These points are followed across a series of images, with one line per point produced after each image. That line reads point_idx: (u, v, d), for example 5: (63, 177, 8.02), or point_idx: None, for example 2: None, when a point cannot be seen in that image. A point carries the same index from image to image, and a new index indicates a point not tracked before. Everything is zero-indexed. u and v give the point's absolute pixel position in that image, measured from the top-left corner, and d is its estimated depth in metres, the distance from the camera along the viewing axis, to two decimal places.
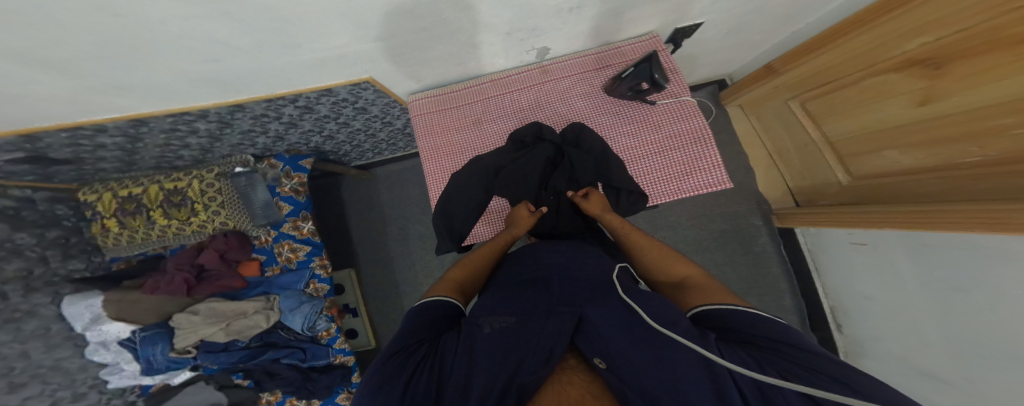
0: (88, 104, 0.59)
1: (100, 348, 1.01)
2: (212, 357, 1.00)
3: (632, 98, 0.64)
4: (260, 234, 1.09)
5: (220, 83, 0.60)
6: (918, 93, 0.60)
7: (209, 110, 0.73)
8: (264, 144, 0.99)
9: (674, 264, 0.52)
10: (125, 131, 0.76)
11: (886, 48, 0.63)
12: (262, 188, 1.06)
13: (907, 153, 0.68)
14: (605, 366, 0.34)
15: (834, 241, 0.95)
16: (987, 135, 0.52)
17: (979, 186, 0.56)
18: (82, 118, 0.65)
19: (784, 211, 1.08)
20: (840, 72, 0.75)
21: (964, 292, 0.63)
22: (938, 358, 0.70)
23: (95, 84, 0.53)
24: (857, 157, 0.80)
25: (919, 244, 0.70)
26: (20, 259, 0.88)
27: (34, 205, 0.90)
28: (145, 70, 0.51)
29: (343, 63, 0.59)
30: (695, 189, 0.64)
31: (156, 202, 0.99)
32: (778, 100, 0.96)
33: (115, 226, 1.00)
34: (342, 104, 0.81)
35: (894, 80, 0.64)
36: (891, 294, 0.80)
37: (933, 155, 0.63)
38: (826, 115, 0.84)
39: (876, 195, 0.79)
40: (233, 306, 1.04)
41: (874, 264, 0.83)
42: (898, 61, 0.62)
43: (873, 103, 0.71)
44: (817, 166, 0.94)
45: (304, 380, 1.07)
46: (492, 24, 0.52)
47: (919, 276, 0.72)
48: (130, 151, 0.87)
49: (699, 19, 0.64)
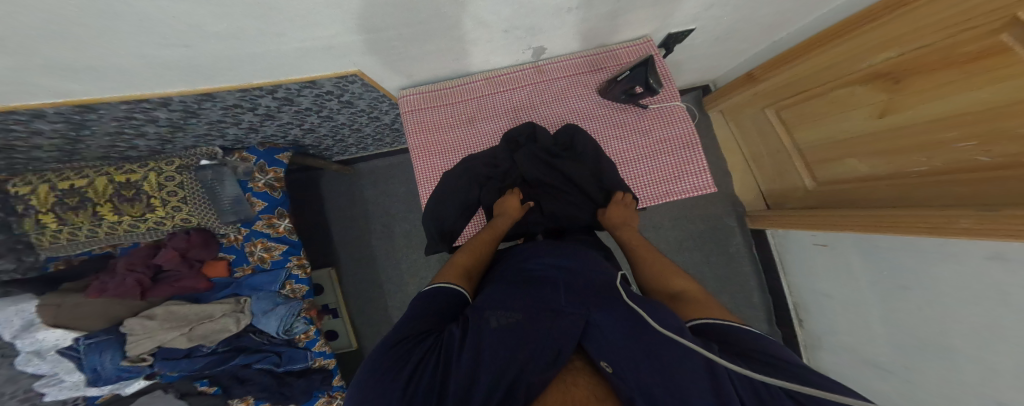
0: (22, 86, 0.52)
1: (34, 358, 0.90)
2: (171, 364, 0.93)
3: (625, 101, 0.66)
4: (228, 232, 1.01)
5: (187, 69, 0.55)
6: (878, 105, 0.66)
7: (171, 98, 0.66)
8: (234, 136, 0.92)
9: (672, 278, 0.52)
10: (69, 117, 0.67)
11: (855, 61, 0.68)
12: (231, 183, 0.97)
13: (865, 162, 0.75)
14: (610, 370, 0.35)
15: (797, 241, 1.04)
16: (934, 148, 0.58)
17: (925, 193, 0.64)
18: (15, 101, 0.57)
19: (756, 213, 1.16)
20: (812, 82, 0.80)
21: (907, 291, 0.70)
22: (881, 348, 0.79)
23: (32, 65, 0.46)
24: (822, 165, 0.88)
25: (872, 245, 0.78)
26: None
27: None
28: (97, 51, 0.45)
29: (330, 54, 0.56)
30: (682, 193, 0.68)
31: (104, 195, 0.89)
32: (756, 107, 1.03)
33: (54, 222, 0.87)
34: (326, 97, 0.77)
35: (859, 93, 0.69)
36: (846, 290, 0.88)
37: (888, 164, 0.70)
38: (797, 123, 0.90)
39: (835, 201, 0.87)
40: (197, 309, 0.96)
41: (832, 263, 0.91)
42: (864, 74, 0.67)
43: (839, 113, 0.77)
44: (787, 172, 1.02)
45: (278, 385, 1.01)
46: (491, 22, 0.52)
47: (870, 275, 0.80)
48: (73, 139, 0.77)
49: (691, 25, 0.67)
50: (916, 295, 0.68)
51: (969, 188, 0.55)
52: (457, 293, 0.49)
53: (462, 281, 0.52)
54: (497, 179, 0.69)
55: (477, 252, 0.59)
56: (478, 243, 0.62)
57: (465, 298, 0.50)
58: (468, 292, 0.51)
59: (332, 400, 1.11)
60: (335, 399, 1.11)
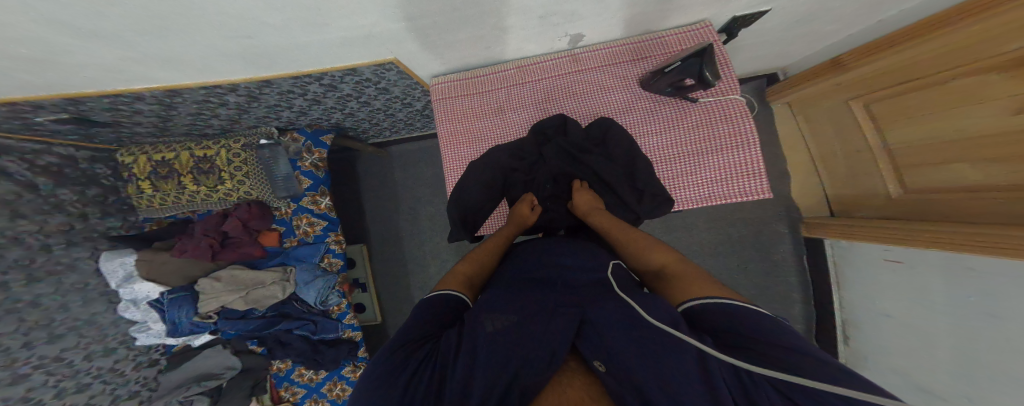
0: (126, 74, 0.61)
1: (131, 306, 1.07)
2: (231, 323, 1.06)
3: (670, 95, 0.60)
4: (280, 206, 1.13)
5: (250, 59, 0.61)
6: (1017, 99, 0.51)
7: (239, 85, 0.74)
8: (287, 118, 1.00)
9: (654, 250, 0.50)
10: (160, 100, 0.78)
11: (987, 45, 0.55)
12: (284, 161, 1.08)
13: (982, 168, 0.61)
14: (605, 370, 0.32)
15: (864, 254, 0.90)
16: None
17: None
18: (121, 87, 0.67)
19: (814, 221, 1.03)
20: (932, 68, 0.65)
21: (993, 319, 0.57)
22: (938, 374, 0.67)
23: (132, 56, 0.54)
24: (920, 168, 0.73)
25: (962, 269, 0.64)
26: (60, 214, 0.94)
27: (75, 164, 0.95)
28: (179, 43, 0.51)
29: (369, 43, 0.58)
30: (729, 197, 0.61)
31: (186, 168, 1.02)
32: (841, 99, 0.89)
33: (148, 188, 1.05)
34: (365, 84, 0.81)
35: (993, 83, 0.55)
36: (913, 313, 0.75)
37: (1013, 172, 0.55)
38: (900, 117, 0.75)
39: (927, 214, 0.74)
40: (252, 275, 1.07)
41: (907, 282, 0.76)
42: (1001, 60, 0.52)
43: (954, 108, 0.63)
44: (865, 176, 0.88)
45: (313, 352, 1.09)
46: (527, 8, 0.49)
47: (949, 300, 0.66)
48: (164, 117, 0.89)
49: (765, 6, 0.59)
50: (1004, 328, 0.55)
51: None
52: (456, 297, 0.49)
53: (464, 288, 0.52)
54: (522, 172, 0.68)
55: (478, 259, 0.59)
56: (480, 251, 0.62)
57: (466, 303, 0.50)
58: (469, 298, 0.51)
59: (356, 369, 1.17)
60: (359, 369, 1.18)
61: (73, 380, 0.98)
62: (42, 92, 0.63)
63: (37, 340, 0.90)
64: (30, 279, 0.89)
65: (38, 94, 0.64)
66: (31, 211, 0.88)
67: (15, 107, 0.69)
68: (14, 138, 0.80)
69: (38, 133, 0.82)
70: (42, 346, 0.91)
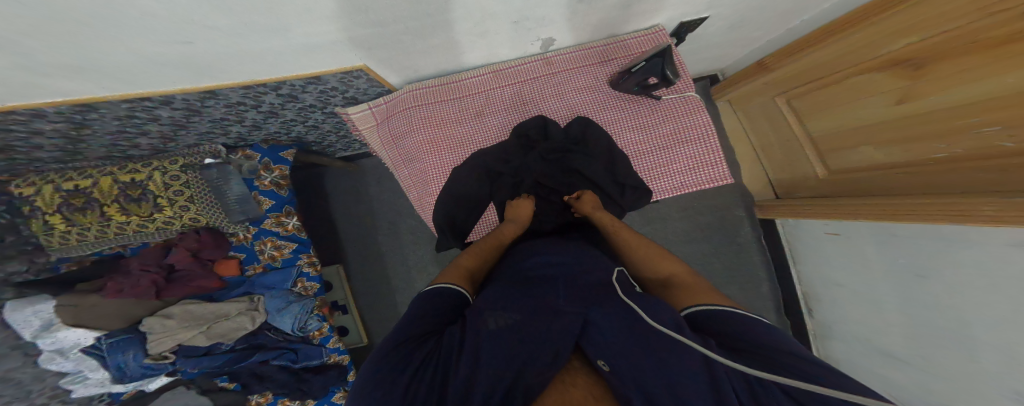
0: (22, 86, 0.51)
1: (57, 356, 0.92)
2: (194, 362, 0.95)
3: (637, 93, 0.64)
4: (238, 231, 1.01)
5: (190, 66, 0.53)
6: (897, 92, 0.64)
7: (174, 97, 0.65)
8: (238, 133, 0.90)
9: (661, 262, 0.55)
10: (70, 117, 0.66)
11: (875, 47, 0.65)
12: (237, 182, 0.96)
13: (882, 149, 0.73)
14: (609, 369, 0.35)
15: (808, 230, 1.03)
16: (955, 135, 0.57)
17: (944, 179, 0.63)
18: (14, 101, 0.56)
19: (765, 202, 1.15)
20: (829, 70, 0.77)
21: (924, 279, 0.70)
22: (895, 337, 0.79)
23: (29, 64, 0.45)
24: (836, 152, 0.85)
25: (889, 235, 0.77)
26: None
27: None
28: (98, 48, 0.43)
29: (332, 50, 0.54)
30: (695, 185, 0.67)
31: (110, 197, 0.89)
32: (767, 96, 1.00)
33: (62, 223, 0.88)
34: (330, 94, 0.75)
35: (877, 80, 0.67)
36: (857, 277, 0.88)
37: (904, 152, 0.68)
38: (810, 111, 0.88)
39: (848, 191, 0.87)
40: (213, 308, 0.98)
41: (845, 251, 0.91)
42: (884, 61, 0.65)
43: (854, 101, 0.74)
44: (797, 161, 1.00)
45: (296, 381, 1.03)
46: (499, 13, 0.49)
47: (884, 264, 0.79)
48: (74, 138, 0.77)
49: (705, 13, 0.63)
50: (933, 284, 0.68)
51: (977, 179, 0.57)
52: (460, 294, 0.49)
53: (464, 282, 0.52)
54: (509, 175, 0.68)
55: (478, 255, 0.59)
56: (485, 243, 0.62)
57: (466, 298, 0.50)
58: (469, 292, 0.51)
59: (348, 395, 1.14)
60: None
61: None
62: None
63: None
64: None
65: None
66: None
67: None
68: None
69: None
70: None
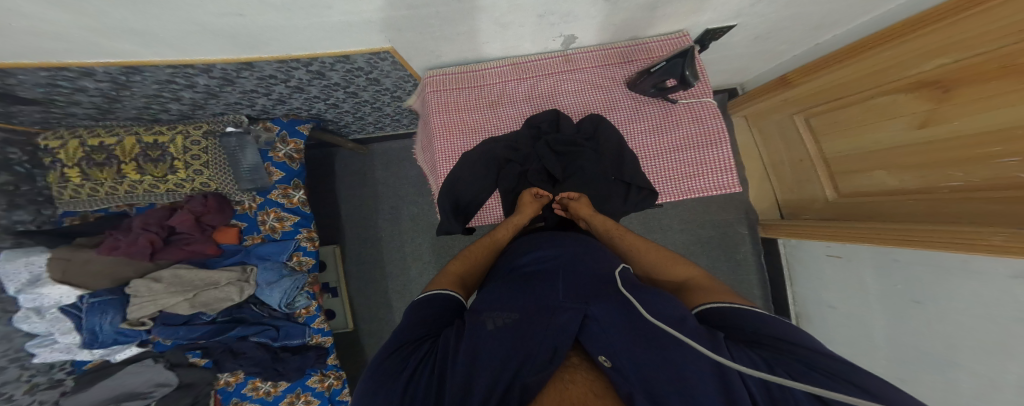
0: (85, 45, 0.57)
1: (32, 315, 0.90)
2: (168, 331, 0.91)
3: (654, 95, 0.68)
4: (244, 200, 1.03)
5: (236, 39, 0.59)
6: (921, 115, 0.66)
7: (214, 66, 0.71)
8: (262, 106, 0.95)
9: (674, 265, 0.55)
10: (115, 77, 0.71)
11: (903, 68, 0.67)
12: (252, 151, 1.00)
13: (896, 174, 0.75)
14: (610, 365, 0.34)
15: (809, 252, 1.03)
16: (977, 163, 0.58)
17: (953, 208, 0.64)
18: (71, 58, 0.61)
19: (768, 221, 1.16)
20: (852, 88, 0.80)
21: (919, 304, 0.69)
22: (883, 363, 0.78)
23: (98, 27, 0.50)
24: (850, 175, 0.88)
25: (890, 258, 0.76)
26: None
27: None
28: (164, 16, 0.49)
29: (366, 30, 0.60)
30: (705, 190, 0.69)
31: (130, 155, 0.92)
32: (784, 113, 1.04)
33: (77, 176, 0.91)
34: (355, 74, 0.81)
35: (902, 101, 0.69)
36: (853, 304, 0.87)
37: (917, 179, 0.70)
38: (828, 132, 0.91)
39: (853, 213, 0.88)
40: (203, 276, 0.95)
41: (844, 274, 0.90)
42: (910, 82, 0.67)
43: (875, 121, 0.77)
44: (807, 183, 1.03)
45: (272, 361, 0.98)
46: (525, 5, 0.54)
47: (882, 288, 0.78)
48: (112, 98, 0.82)
49: (731, 22, 0.69)
50: (929, 309, 0.67)
51: (986, 213, 0.57)
52: (452, 297, 0.49)
53: (456, 287, 0.53)
54: (517, 163, 0.71)
55: (467, 261, 0.60)
56: (472, 251, 0.63)
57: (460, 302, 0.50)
58: (463, 296, 0.52)
59: (325, 379, 1.07)
60: (327, 379, 1.08)
61: None
62: None
63: None
64: None
65: None
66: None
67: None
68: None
69: None
70: None
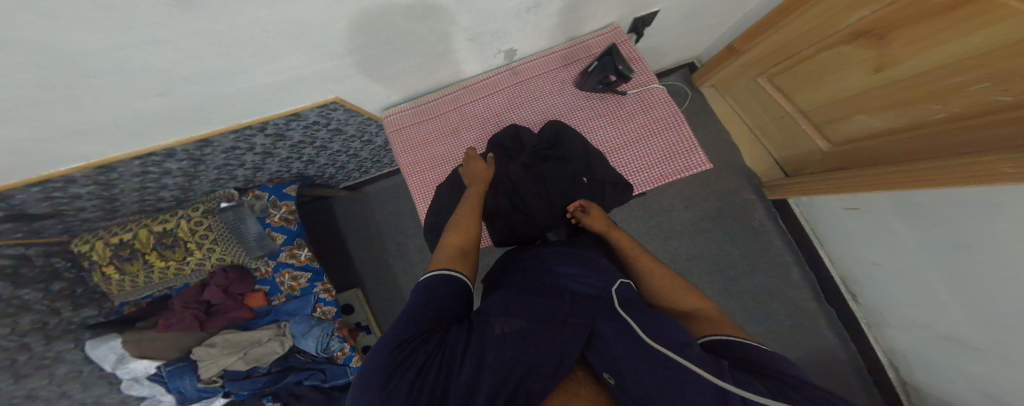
0: (46, 157, 0.56)
1: (134, 384, 1.07)
2: (236, 384, 1.01)
3: (604, 92, 0.63)
4: (259, 265, 1.06)
5: (178, 118, 0.55)
6: (870, 61, 0.67)
7: (176, 148, 0.69)
8: (244, 176, 0.96)
9: (682, 296, 0.48)
10: (96, 179, 0.72)
11: (832, 23, 0.69)
12: (251, 220, 1.01)
13: (875, 117, 0.74)
14: (614, 382, 0.36)
15: (826, 207, 0.97)
16: (948, 93, 0.58)
17: (954, 137, 0.61)
18: (47, 170, 0.61)
19: (775, 182, 1.09)
20: (797, 47, 0.81)
21: (963, 249, 0.67)
22: (964, 323, 0.72)
23: (33, 140, 0.47)
24: (831, 125, 0.85)
25: (906, 203, 0.75)
26: (31, 313, 0.91)
27: (32, 261, 0.90)
28: (91, 113, 0.45)
29: (306, 85, 0.54)
30: (676, 174, 0.63)
31: (148, 245, 0.97)
32: (747, 77, 1.02)
33: (114, 273, 0.99)
34: (315, 128, 0.76)
35: (846, 52, 0.70)
36: (896, 256, 0.82)
37: (896, 117, 0.70)
38: (794, 88, 0.89)
39: (850, 163, 0.86)
40: (246, 336, 1.04)
41: (871, 229, 0.86)
42: (845, 34, 0.68)
43: (831, 74, 0.77)
44: (796, 137, 0.98)
45: (327, 399, 1.10)
46: (457, 31, 0.48)
47: (915, 237, 0.75)
48: (109, 197, 0.84)
49: (655, 6, 0.65)
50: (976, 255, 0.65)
51: (982, 131, 0.57)
52: (459, 280, 0.46)
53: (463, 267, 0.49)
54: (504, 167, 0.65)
55: (466, 228, 0.55)
56: (453, 249, 0.51)
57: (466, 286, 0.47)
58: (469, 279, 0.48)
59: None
60: None
61: None
62: None
63: None
64: (19, 375, 0.88)
65: None
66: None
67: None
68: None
69: None
70: None
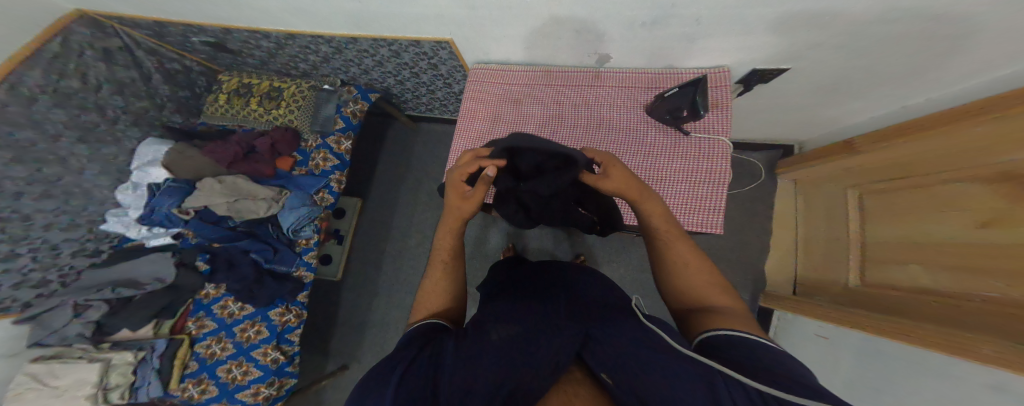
0: (273, 15, 0.86)
1: (129, 188, 1.13)
2: (200, 224, 1.06)
3: (670, 123, 0.74)
4: (309, 139, 1.21)
5: (354, 20, 0.82)
6: (990, 213, 0.59)
7: (335, 38, 0.93)
8: (353, 74, 1.15)
9: (715, 293, 0.45)
10: (279, 40, 1.00)
11: (989, 154, 0.60)
12: (332, 105, 1.19)
13: (932, 273, 0.69)
14: (609, 380, 0.32)
15: (815, 336, 0.98)
16: (1017, 276, 0.52)
17: (969, 320, 0.58)
18: (264, 24, 0.91)
19: (786, 298, 1.09)
20: (926, 168, 0.74)
21: (884, 392, 0.72)
22: None
23: (284, 3, 0.78)
24: (887, 265, 0.81)
25: (883, 353, 0.76)
26: (146, 101, 1.18)
27: (190, 73, 1.23)
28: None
29: (439, 22, 0.76)
30: (691, 225, 0.73)
31: (258, 92, 1.19)
32: (839, 184, 1.00)
33: (221, 99, 1.22)
34: (420, 58, 0.98)
35: (978, 192, 0.62)
36: (850, 396, 0.82)
37: (953, 280, 0.64)
38: (880, 214, 0.85)
39: (871, 302, 0.82)
40: (249, 187, 1.09)
41: (846, 366, 0.86)
42: (993, 171, 0.60)
43: (938, 212, 0.70)
44: (837, 264, 0.97)
45: (253, 281, 1.04)
46: (565, 20, 0.67)
47: (873, 383, 0.76)
48: (270, 54, 1.11)
49: (779, 63, 0.71)
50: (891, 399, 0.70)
51: (993, 321, 0.53)
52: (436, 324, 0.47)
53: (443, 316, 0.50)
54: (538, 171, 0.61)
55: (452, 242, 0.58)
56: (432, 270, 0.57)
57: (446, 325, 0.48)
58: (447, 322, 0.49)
59: (286, 313, 1.07)
60: (287, 315, 1.08)
61: (24, 242, 0.97)
62: (207, 14, 0.90)
63: (29, 193, 0.96)
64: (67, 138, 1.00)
65: (208, 20, 0.94)
66: (129, 93, 1.13)
67: (189, 25, 0.98)
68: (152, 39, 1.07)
69: (176, 45, 1.11)
70: (29, 202, 0.96)
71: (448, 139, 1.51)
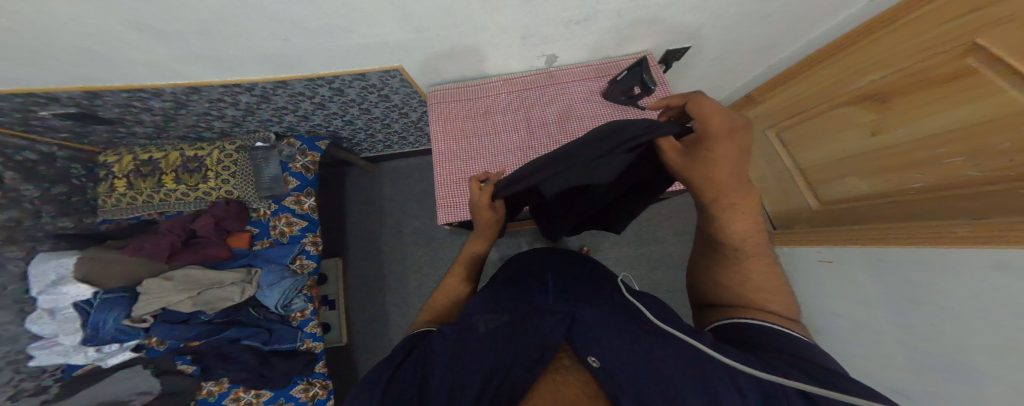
0: (165, 70, 0.72)
1: (44, 315, 0.94)
2: (166, 329, 0.95)
3: (626, 104, 0.77)
4: (260, 207, 1.11)
5: (274, 60, 0.71)
6: (870, 125, 0.84)
7: (256, 84, 0.82)
8: (289, 123, 1.06)
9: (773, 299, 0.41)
10: (178, 97, 0.84)
11: (845, 84, 0.88)
12: (275, 163, 1.09)
13: (861, 180, 0.90)
14: (598, 365, 0.34)
15: (804, 259, 1.11)
16: (923, 163, 0.75)
17: (917, 210, 0.78)
18: (149, 81, 0.76)
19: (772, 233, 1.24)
20: (807, 104, 1.00)
21: (907, 301, 0.78)
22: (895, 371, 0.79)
23: (177, 52, 0.65)
24: (821, 184, 1.03)
25: (875, 260, 0.86)
26: (15, 210, 0.94)
27: (52, 162, 1.00)
28: (227, 42, 0.63)
29: (378, 52, 0.71)
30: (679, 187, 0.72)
31: (171, 167, 1.03)
32: (757, 130, 1.23)
33: (122, 186, 1.04)
34: (369, 91, 0.90)
35: (851, 112, 0.88)
36: (854, 303, 0.92)
37: (881, 181, 0.85)
38: (796, 144, 1.08)
39: (826, 220, 1.04)
40: (210, 276, 1.00)
41: (840, 279, 0.98)
42: (854, 95, 0.86)
43: (833, 134, 0.95)
44: (789, 195, 1.17)
45: (260, 366, 0.99)
46: (511, 28, 0.66)
47: (876, 289, 0.86)
48: (170, 117, 0.94)
49: (687, 44, 0.80)
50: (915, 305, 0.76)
51: (943, 203, 0.73)
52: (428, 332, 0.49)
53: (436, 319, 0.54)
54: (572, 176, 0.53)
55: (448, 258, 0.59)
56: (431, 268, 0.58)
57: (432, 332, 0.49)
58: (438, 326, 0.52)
59: (310, 388, 1.05)
60: (311, 388, 1.06)
61: None
62: (66, 82, 0.72)
63: None
64: None
65: (63, 85, 0.72)
66: None
67: (33, 98, 0.77)
68: (3, 130, 0.85)
69: (35, 128, 0.90)
70: None
71: (411, 163, 1.45)
